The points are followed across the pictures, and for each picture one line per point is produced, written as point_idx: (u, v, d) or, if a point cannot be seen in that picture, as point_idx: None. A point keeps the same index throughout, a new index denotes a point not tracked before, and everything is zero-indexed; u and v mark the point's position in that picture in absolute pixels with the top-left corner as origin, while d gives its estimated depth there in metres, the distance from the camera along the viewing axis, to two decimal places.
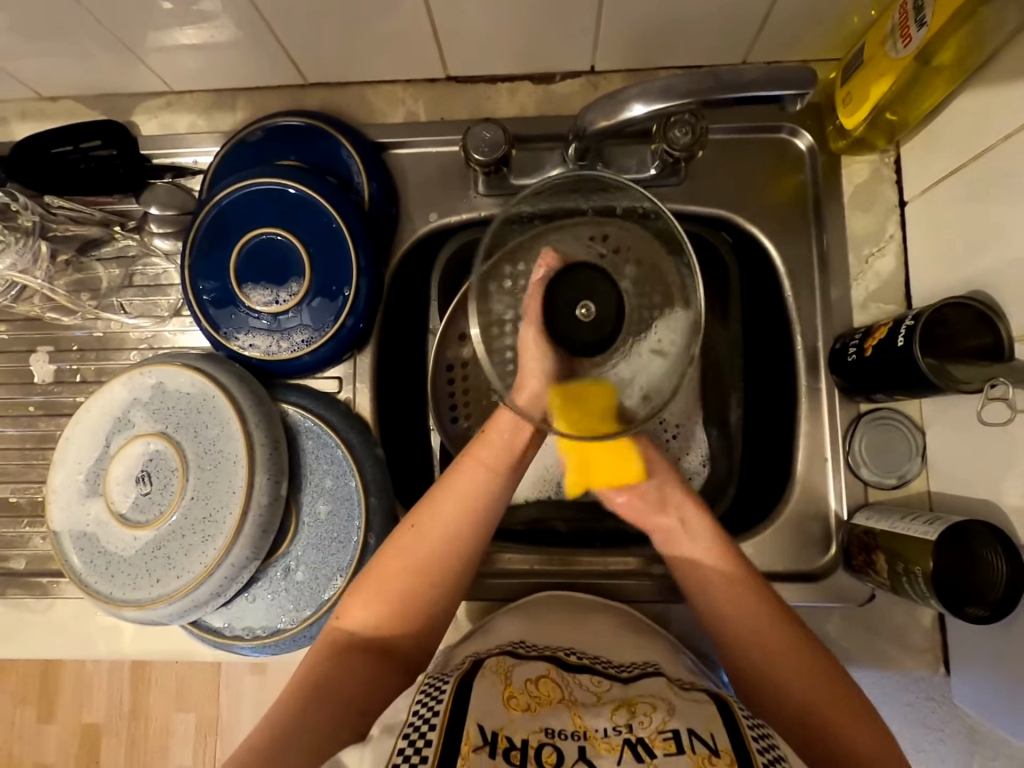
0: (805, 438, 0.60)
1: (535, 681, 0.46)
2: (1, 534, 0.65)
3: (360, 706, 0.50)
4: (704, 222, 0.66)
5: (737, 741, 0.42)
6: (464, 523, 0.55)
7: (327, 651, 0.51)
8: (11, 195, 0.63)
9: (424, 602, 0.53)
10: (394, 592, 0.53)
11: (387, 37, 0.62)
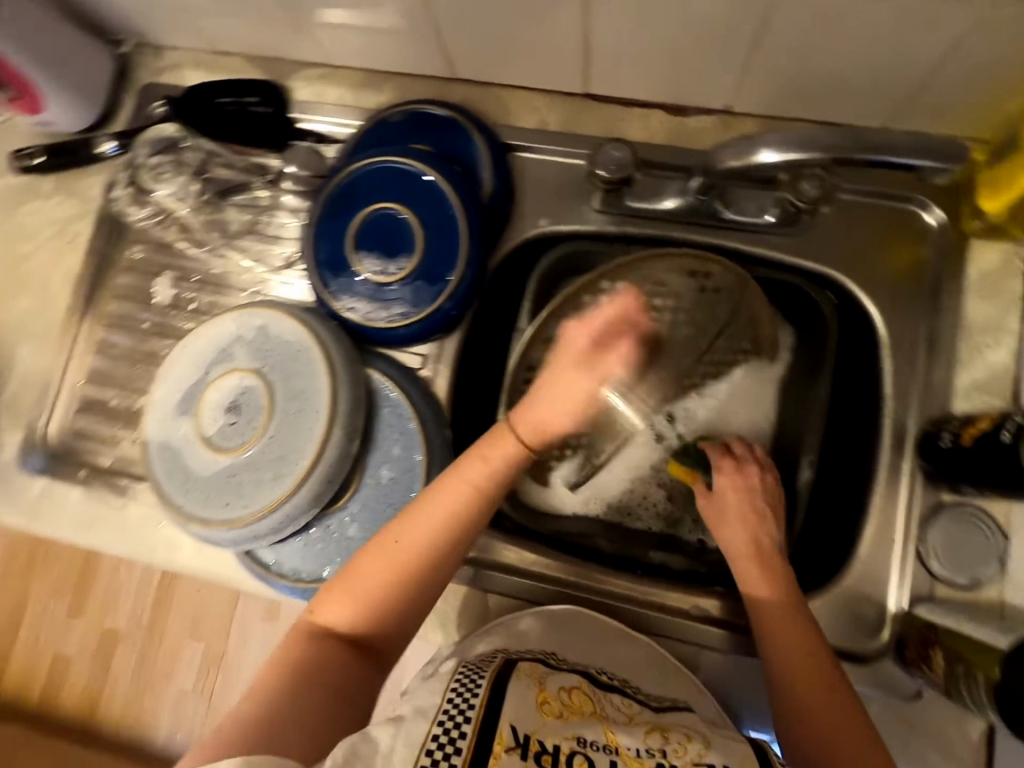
0: (878, 516, 0.58)
1: (569, 692, 0.47)
2: (97, 432, 0.71)
3: (344, 691, 0.48)
4: (811, 278, 0.65)
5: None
6: (454, 520, 0.53)
7: (303, 637, 0.49)
8: (185, 131, 0.72)
9: (401, 597, 0.52)
10: (374, 584, 0.51)
11: (539, 47, 0.65)
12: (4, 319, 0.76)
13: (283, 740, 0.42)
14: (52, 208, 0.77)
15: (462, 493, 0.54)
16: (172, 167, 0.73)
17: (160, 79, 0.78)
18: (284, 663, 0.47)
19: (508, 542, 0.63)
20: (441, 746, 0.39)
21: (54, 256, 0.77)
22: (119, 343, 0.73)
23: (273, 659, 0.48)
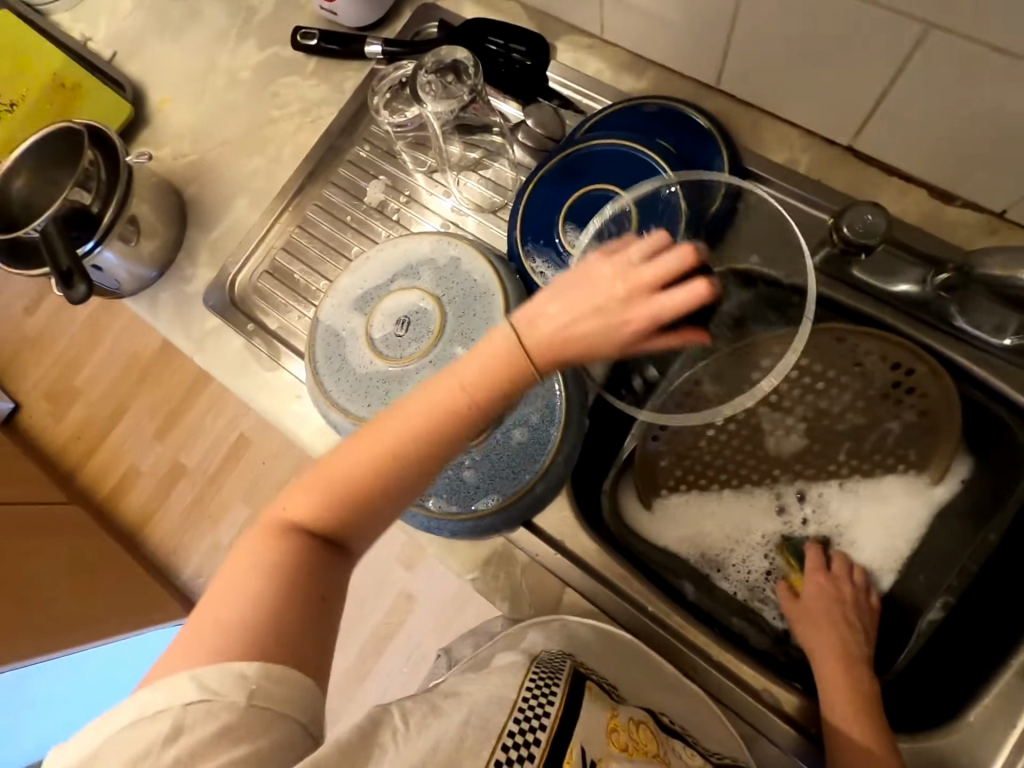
0: (1004, 690, 0.52)
1: (636, 725, 0.48)
2: (274, 296, 0.77)
3: (321, 591, 0.44)
4: (1023, 417, 0.58)
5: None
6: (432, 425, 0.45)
7: (280, 537, 0.44)
8: (476, 64, 0.69)
9: (368, 508, 0.45)
10: (343, 485, 0.45)
11: (827, 87, 0.62)
12: (232, 170, 0.83)
13: (261, 643, 0.40)
14: (307, 88, 0.83)
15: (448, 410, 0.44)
16: (441, 91, 0.70)
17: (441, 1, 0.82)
18: (260, 567, 0.43)
19: (602, 547, 0.63)
20: (513, 751, 0.41)
21: (294, 130, 0.83)
22: (319, 226, 0.79)
23: (248, 556, 0.43)
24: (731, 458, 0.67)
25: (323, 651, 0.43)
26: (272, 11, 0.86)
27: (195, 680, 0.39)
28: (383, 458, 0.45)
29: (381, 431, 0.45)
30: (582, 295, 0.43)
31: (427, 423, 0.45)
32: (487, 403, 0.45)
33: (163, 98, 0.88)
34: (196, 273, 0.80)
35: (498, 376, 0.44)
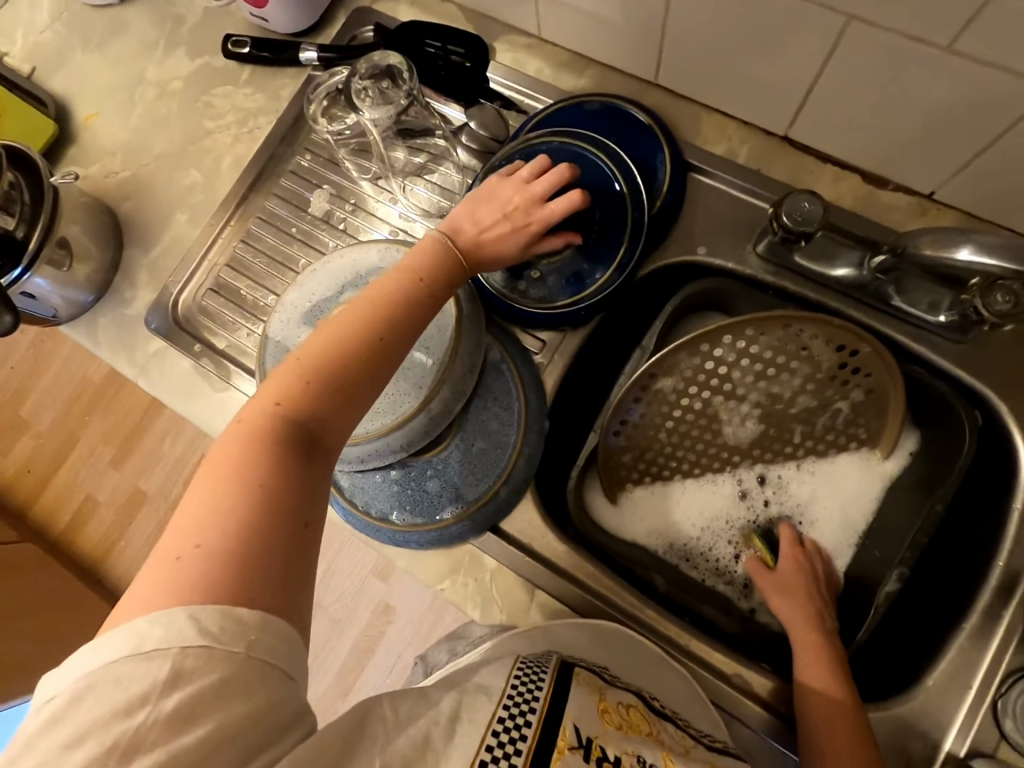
0: (959, 651, 0.55)
1: (626, 708, 0.47)
2: (220, 313, 0.75)
3: (304, 516, 0.42)
4: (961, 390, 0.61)
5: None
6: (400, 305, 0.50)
7: (259, 434, 0.43)
8: (410, 70, 0.68)
9: (343, 395, 0.46)
10: (318, 371, 0.46)
11: (760, 79, 0.63)
12: (169, 185, 0.80)
13: (243, 578, 0.37)
14: (241, 98, 0.81)
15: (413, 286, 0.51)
16: (377, 98, 0.69)
17: (376, 5, 0.80)
18: (242, 468, 0.41)
19: (570, 545, 0.63)
20: (501, 747, 0.38)
21: (231, 142, 0.80)
22: (264, 239, 0.76)
23: (222, 472, 0.41)
24: (690, 448, 0.67)
25: (307, 591, 0.40)
26: (201, 19, 0.84)
27: (193, 621, 0.35)
28: (362, 340, 0.48)
29: (360, 317, 0.49)
30: (494, 206, 0.58)
31: (402, 305, 0.50)
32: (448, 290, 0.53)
33: (90, 114, 0.84)
34: (135, 295, 0.77)
35: (449, 270, 0.54)
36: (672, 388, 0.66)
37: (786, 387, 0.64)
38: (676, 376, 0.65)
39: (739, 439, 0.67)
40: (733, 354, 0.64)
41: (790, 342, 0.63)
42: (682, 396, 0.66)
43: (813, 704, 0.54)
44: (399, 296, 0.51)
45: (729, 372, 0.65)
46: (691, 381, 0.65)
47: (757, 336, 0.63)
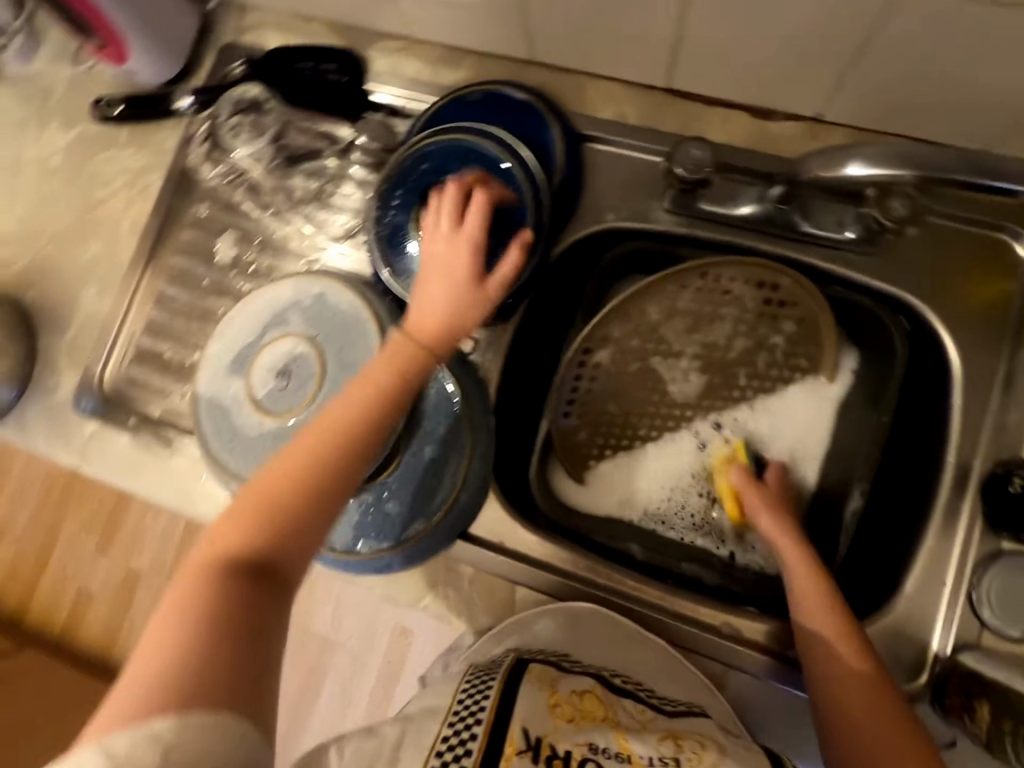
0: (927, 553, 0.56)
1: (580, 696, 0.47)
2: (149, 381, 0.73)
3: (251, 628, 0.40)
4: (884, 301, 0.62)
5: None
6: (371, 409, 0.47)
7: (205, 572, 0.41)
8: (272, 94, 0.72)
9: (315, 513, 0.44)
10: (288, 486, 0.44)
11: (627, 36, 0.63)
12: (71, 263, 0.78)
13: (164, 701, 0.36)
14: (126, 158, 0.79)
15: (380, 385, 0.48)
16: (250, 129, 0.73)
17: (242, 38, 0.79)
18: (198, 593, 0.40)
19: (540, 533, 0.63)
20: (450, 751, 0.38)
21: (124, 206, 0.78)
22: (179, 296, 0.75)
23: (180, 594, 0.40)
24: (642, 413, 0.68)
25: (264, 703, 0.38)
26: (67, 86, 0.81)
27: (104, 749, 0.34)
28: (333, 454, 0.45)
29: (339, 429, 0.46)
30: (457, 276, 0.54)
31: (356, 421, 0.47)
32: (406, 393, 0.49)
33: None
34: (59, 380, 0.75)
35: (413, 367, 0.50)
36: (609, 355, 0.67)
37: (717, 331, 0.65)
38: (611, 343, 0.67)
39: (687, 393, 0.67)
40: (658, 310, 0.66)
41: (711, 287, 0.64)
42: (622, 363, 0.67)
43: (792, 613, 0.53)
44: (372, 395, 0.48)
45: (660, 329, 0.66)
46: (627, 345, 0.67)
47: (684, 291, 0.65)
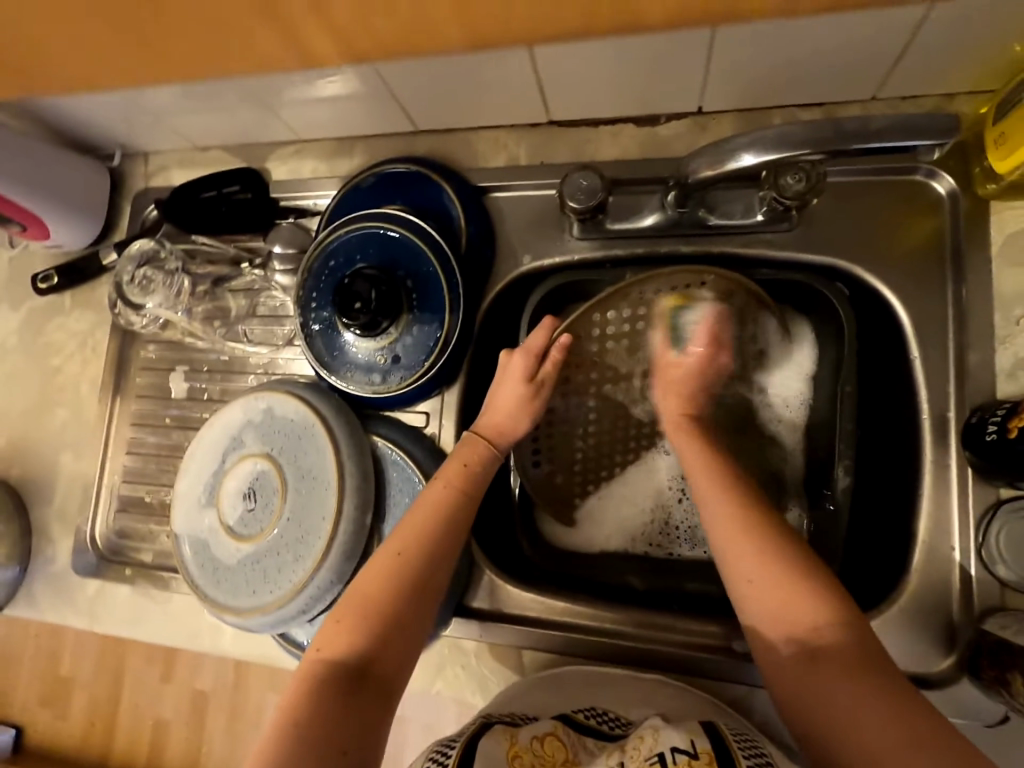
0: (926, 520, 0.53)
1: (541, 741, 0.49)
2: (135, 527, 0.75)
3: (340, 747, 0.45)
4: (818, 271, 0.61)
5: (724, 759, 0.44)
6: (441, 525, 0.54)
7: (311, 686, 0.47)
8: (161, 242, 0.73)
9: (405, 624, 0.51)
10: (373, 600, 0.50)
11: (491, 87, 0.64)
12: (44, 432, 0.81)
13: None
14: (73, 323, 0.82)
15: (444, 496, 0.55)
16: (156, 279, 0.72)
17: (151, 183, 0.83)
18: (303, 713, 0.46)
19: (534, 592, 0.61)
20: None
21: (81, 366, 0.81)
22: (146, 439, 0.77)
23: (285, 715, 0.46)
24: (610, 443, 0.66)
25: None
26: (9, 271, 0.86)
27: None
28: (412, 569, 0.52)
29: (416, 544, 0.53)
30: (499, 398, 0.60)
31: (425, 532, 0.53)
32: (462, 505, 0.55)
33: None
34: (57, 548, 0.77)
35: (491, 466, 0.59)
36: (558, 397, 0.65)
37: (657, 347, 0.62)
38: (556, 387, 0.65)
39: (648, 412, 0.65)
40: (591, 344, 0.62)
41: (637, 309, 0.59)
42: (574, 401, 0.66)
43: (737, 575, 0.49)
44: (439, 509, 0.54)
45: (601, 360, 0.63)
46: (571, 384, 0.65)
47: (618, 316, 0.60)
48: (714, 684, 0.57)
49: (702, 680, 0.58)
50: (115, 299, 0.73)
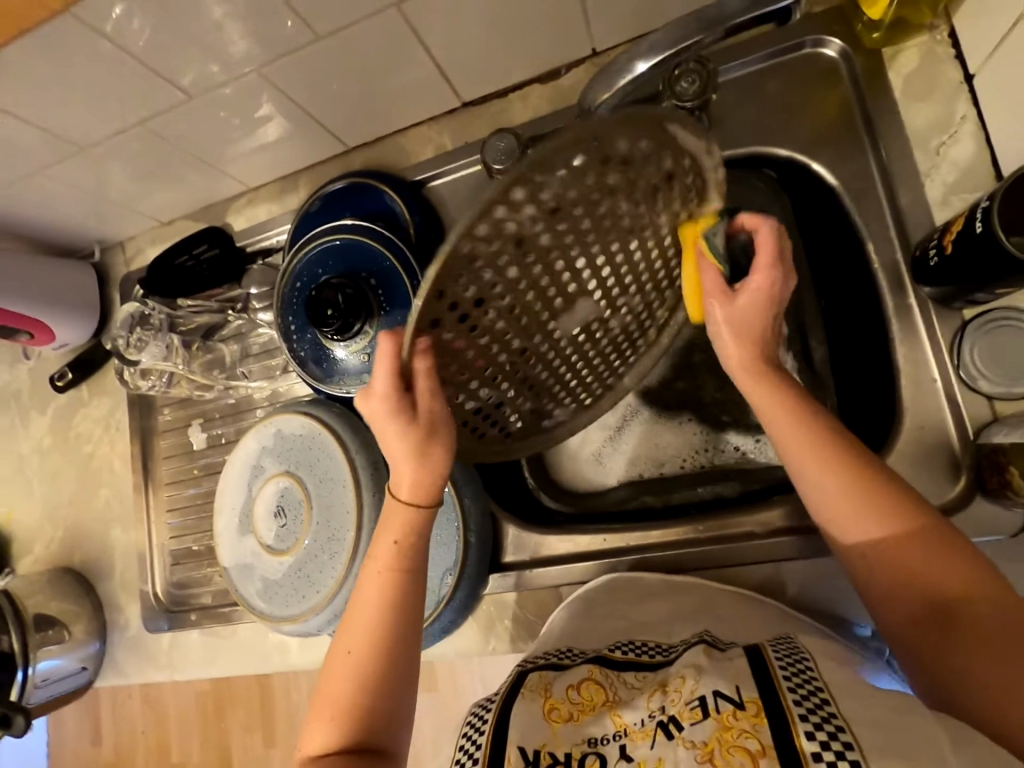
0: (904, 361, 0.55)
1: (579, 687, 0.46)
2: (192, 575, 0.81)
3: None
4: (743, 163, 0.63)
5: (776, 713, 0.38)
6: (393, 599, 0.48)
7: None
8: (144, 302, 0.79)
9: (382, 705, 0.47)
10: (343, 696, 0.46)
11: (400, 88, 0.69)
12: (92, 514, 0.87)
13: None
14: (93, 410, 0.89)
15: (386, 569, 0.49)
16: (147, 338, 0.79)
17: (132, 267, 0.90)
18: None
19: (559, 532, 0.64)
20: None
21: (109, 447, 0.88)
22: (181, 495, 0.83)
23: None
24: (580, 378, 0.56)
25: None
26: (30, 380, 0.93)
27: None
28: (375, 650, 0.47)
29: (374, 626, 0.48)
30: (400, 453, 0.47)
31: (376, 616, 0.48)
32: (410, 579, 0.49)
33: (9, 511, 0.93)
34: (128, 614, 0.83)
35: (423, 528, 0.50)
36: (475, 408, 0.50)
37: (555, 285, 0.46)
38: (471, 396, 0.49)
39: (594, 334, 0.52)
40: (466, 339, 0.45)
41: (495, 276, 0.42)
42: (518, 397, 0.52)
43: (822, 497, 0.44)
44: (389, 579, 0.49)
45: (512, 350, 0.48)
46: (490, 389, 0.50)
47: (475, 282, 0.42)
48: (742, 572, 0.58)
49: (734, 572, 0.59)
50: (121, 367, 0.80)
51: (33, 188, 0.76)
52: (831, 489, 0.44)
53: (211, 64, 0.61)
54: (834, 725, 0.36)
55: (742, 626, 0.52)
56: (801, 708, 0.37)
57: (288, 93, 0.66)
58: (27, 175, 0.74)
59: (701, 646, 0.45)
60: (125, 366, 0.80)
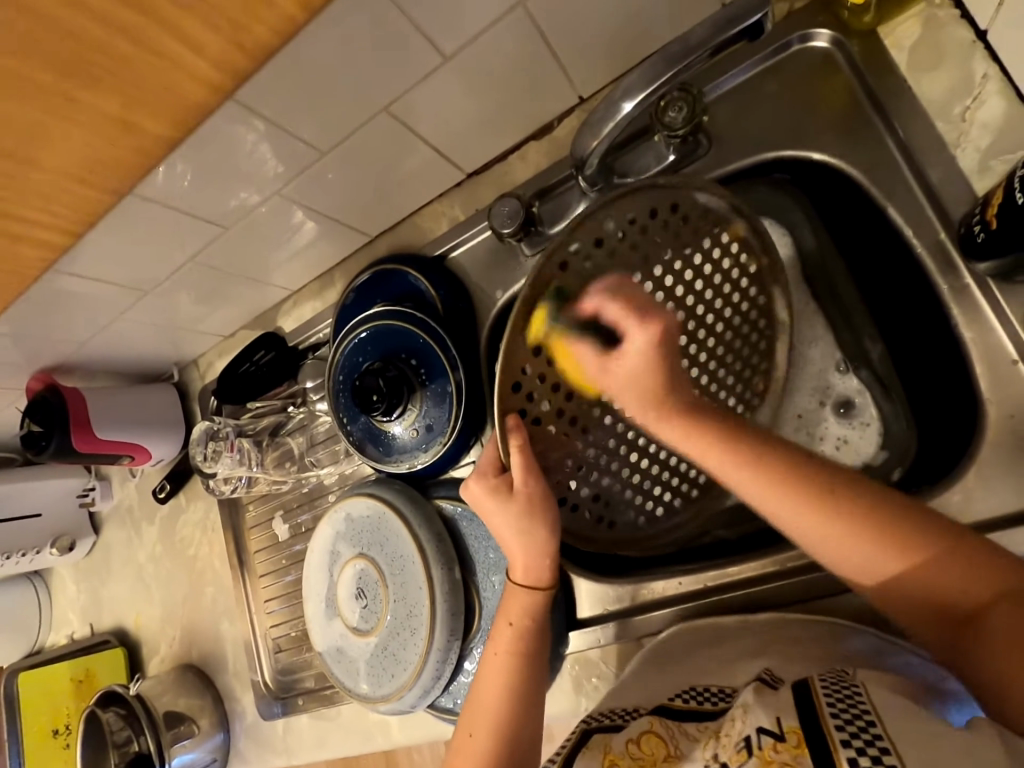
0: (975, 347, 0.50)
1: (638, 741, 0.44)
2: (294, 660, 0.85)
3: None
4: (751, 172, 0.60)
5: (817, 741, 0.36)
6: (509, 682, 0.51)
7: None
8: (211, 421, 0.86)
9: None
10: None
11: (406, 177, 0.73)
12: (202, 610, 0.95)
13: None
14: (191, 514, 0.98)
15: (506, 651, 0.52)
16: (220, 451, 0.85)
17: (206, 380, 0.99)
18: None
19: (633, 580, 0.62)
20: None
21: (208, 546, 0.95)
22: (275, 584, 0.88)
23: None
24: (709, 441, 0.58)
25: None
26: (138, 494, 1.04)
27: None
28: (493, 729, 0.50)
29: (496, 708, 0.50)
30: (514, 538, 0.53)
31: (496, 703, 0.51)
32: (528, 659, 0.52)
33: (136, 618, 1.03)
34: (244, 702, 0.88)
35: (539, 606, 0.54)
36: (596, 495, 0.58)
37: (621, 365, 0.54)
38: (587, 483, 0.57)
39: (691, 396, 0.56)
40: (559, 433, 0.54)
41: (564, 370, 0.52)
42: (636, 475, 0.58)
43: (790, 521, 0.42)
44: (515, 654, 0.52)
45: (604, 431, 0.55)
46: (609, 475, 0.57)
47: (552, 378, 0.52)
48: (838, 601, 0.54)
49: (828, 603, 0.54)
50: (204, 479, 0.87)
51: (116, 330, 0.87)
52: (835, 540, 0.41)
53: (241, 195, 0.68)
54: (876, 746, 0.35)
55: (820, 657, 0.48)
56: (842, 732, 0.36)
57: (310, 203, 0.72)
58: (111, 321, 0.84)
59: (752, 686, 0.43)
60: (206, 477, 0.87)
